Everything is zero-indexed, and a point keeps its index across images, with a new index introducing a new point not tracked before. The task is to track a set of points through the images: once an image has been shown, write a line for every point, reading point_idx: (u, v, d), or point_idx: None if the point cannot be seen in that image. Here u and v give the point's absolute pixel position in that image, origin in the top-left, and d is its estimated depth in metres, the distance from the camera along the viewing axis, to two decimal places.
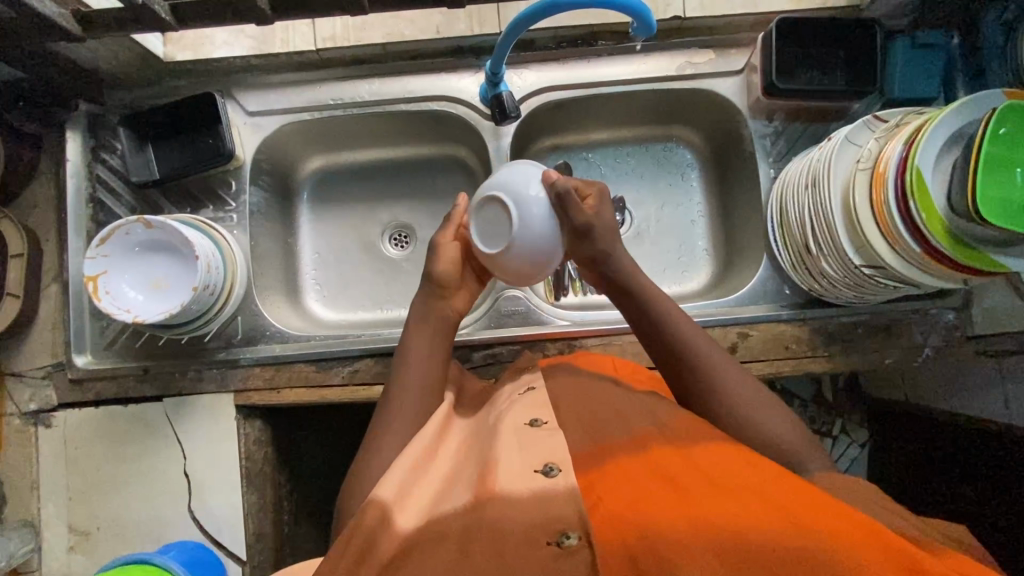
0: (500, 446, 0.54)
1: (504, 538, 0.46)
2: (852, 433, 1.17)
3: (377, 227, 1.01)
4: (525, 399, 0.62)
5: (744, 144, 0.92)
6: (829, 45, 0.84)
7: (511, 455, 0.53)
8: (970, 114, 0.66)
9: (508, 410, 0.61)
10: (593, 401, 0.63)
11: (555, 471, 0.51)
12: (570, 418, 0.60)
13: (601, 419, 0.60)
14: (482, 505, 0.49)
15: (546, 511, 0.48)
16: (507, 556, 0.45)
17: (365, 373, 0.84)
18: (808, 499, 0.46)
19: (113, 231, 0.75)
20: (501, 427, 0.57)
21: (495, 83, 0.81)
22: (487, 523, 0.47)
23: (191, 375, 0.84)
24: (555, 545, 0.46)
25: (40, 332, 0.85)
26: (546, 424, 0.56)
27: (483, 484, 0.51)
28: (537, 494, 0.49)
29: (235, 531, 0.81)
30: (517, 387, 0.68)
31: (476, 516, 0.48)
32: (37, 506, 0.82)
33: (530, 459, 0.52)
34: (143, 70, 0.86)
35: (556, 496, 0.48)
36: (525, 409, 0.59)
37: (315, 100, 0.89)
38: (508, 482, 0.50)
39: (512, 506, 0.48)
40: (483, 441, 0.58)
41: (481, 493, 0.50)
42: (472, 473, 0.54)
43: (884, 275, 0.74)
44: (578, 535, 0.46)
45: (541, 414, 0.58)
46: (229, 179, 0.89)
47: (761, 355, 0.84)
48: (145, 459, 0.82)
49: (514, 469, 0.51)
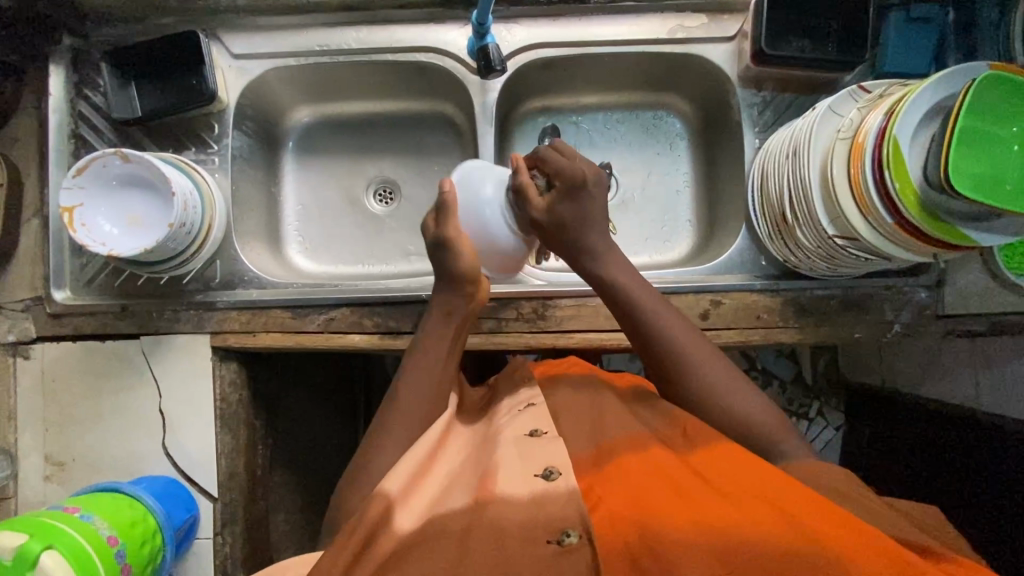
0: (501, 452, 0.59)
1: (505, 533, 0.51)
2: (827, 417, 1.23)
3: (362, 181, 1.01)
4: (525, 412, 0.66)
5: (732, 114, 0.91)
6: (823, 13, 0.83)
7: (511, 463, 0.58)
8: (949, 86, 0.66)
9: (507, 420, 0.65)
10: (589, 409, 0.68)
11: (554, 475, 0.56)
12: (570, 426, 0.65)
13: (601, 426, 0.65)
14: (481, 505, 0.54)
15: (546, 511, 0.53)
16: (509, 549, 0.51)
17: (340, 321, 0.85)
18: (802, 500, 0.50)
19: (90, 162, 0.75)
20: (502, 436, 0.62)
21: (481, 34, 0.81)
22: (487, 521, 0.52)
23: (168, 316, 0.85)
24: (556, 542, 0.51)
25: (20, 265, 0.86)
26: (545, 435, 0.61)
27: (482, 486, 0.56)
28: (536, 496, 0.54)
29: (208, 469, 0.83)
30: (516, 402, 0.70)
31: (477, 515, 0.53)
32: (14, 436, 0.84)
33: (530, 465, 0.58)
34: (127, 4, 0.85)
35: (556, 499, 0.54)
36: (526, 419, 0.64)
37: (301, 45, 0.88)
38: (508, 485, 0.55)
39: (512, 508, 0.53)
40: (484, 449, 0.62)
41: (481, 494, 0.55)
42: (470, 477, 0.58)
43: (857, 246, 0.74)
44: (578, 534, 0.51)
45: (541, 424, 0.63)
46: (212, 122, 0.88)
47: (732, 323, 0.85)
48: (122, 395, 0.84)
49: (514, 475, 0.56)
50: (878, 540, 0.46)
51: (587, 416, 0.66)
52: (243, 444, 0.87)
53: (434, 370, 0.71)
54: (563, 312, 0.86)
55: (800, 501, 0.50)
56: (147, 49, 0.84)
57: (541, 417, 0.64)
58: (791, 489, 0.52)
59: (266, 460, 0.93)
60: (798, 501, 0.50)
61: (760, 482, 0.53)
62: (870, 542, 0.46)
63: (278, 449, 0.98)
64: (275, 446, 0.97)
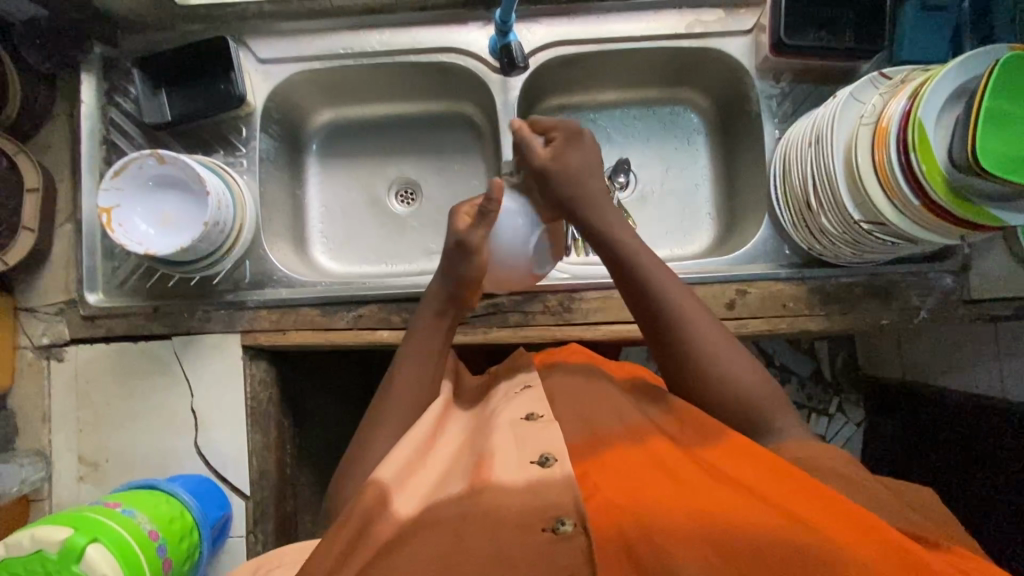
0: (496, 438, 0.57)
1: (499, 522, 0.49)
2: (848, 413, 1.22)
3: (383, 182, 1.03)
4: (521, 395, 0.64)
5: (750, 105, 0.92)
6: (839, 5, 0.84)
7: (509, 451, 0.55)
8: (972, 69, 0.67)
9: (505, 403, 0.64)
10: (586, 393, 0.66)
11: (550, 461, 0.53)
12: (566, 413, 0.62)
13: (598, 412, 0.62)
14: (477, 492, 0.51)
15: (542, 496, 0.50)
16: (501, 535, 0.48)
17: (369, 318, 0.86)
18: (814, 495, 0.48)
19: (127, 164, 0.78)
20: (498, 421, 0.60)
21: (504, 32, 0.83)
22: (485, 508, 0.50)
23: (199, 316, 0.86)
24: (550, 531, 0.48)
25: (53, 269, 0.87)
26: (542, 418, 0.59)
27: (477, 474, 0.54)
28: (532, 483, 0.51)
29: (240, 467, 0.83)
30: (514, 385, 0.69)
31: (474, 502, 0.51)
32: (48, 437, 0.85)
33: (526, 452, 0.55)
34: (159, 13, 0.87)
35: (553, 485, 0.51)
36: (522, 404, 0.62)
37: (326, 48, 0.90)
38: (503, 472, 0.53)
39: (509, 494, 0.51)
40: (479, 437, 0.60)
41: (477, 482, 0.53)
42: (467, 462, 0.57)
43: (883, 230, 0.74)
44: (573, 522, 0.48)
45: (538, 408, 0.60)
46: (240, 125, 0.90)
47: (758, 312, 0.85)
48: (154, 395, 0.85)
49: (510, 462, 0.54)
50: (898, 542, 0.44)
51: (586, 399, 0.64)
52: (273, 443, 0.87)
53: (423, 357, 0.72)
54: (588, 304, 0.86)
55: (812, 497, 0.48)
56: (178, 56, 0.86)
57: (539, 402, 0.62)
58: (803, 489, 0.49)
59: (295, 459, 0.94)
60: (810, 501, 0.47)
61: (769, 480, 0.51)
62: (890, 546, 0.43)
63: (305, 449, 0.98)
64: (303, 446, 0.97)
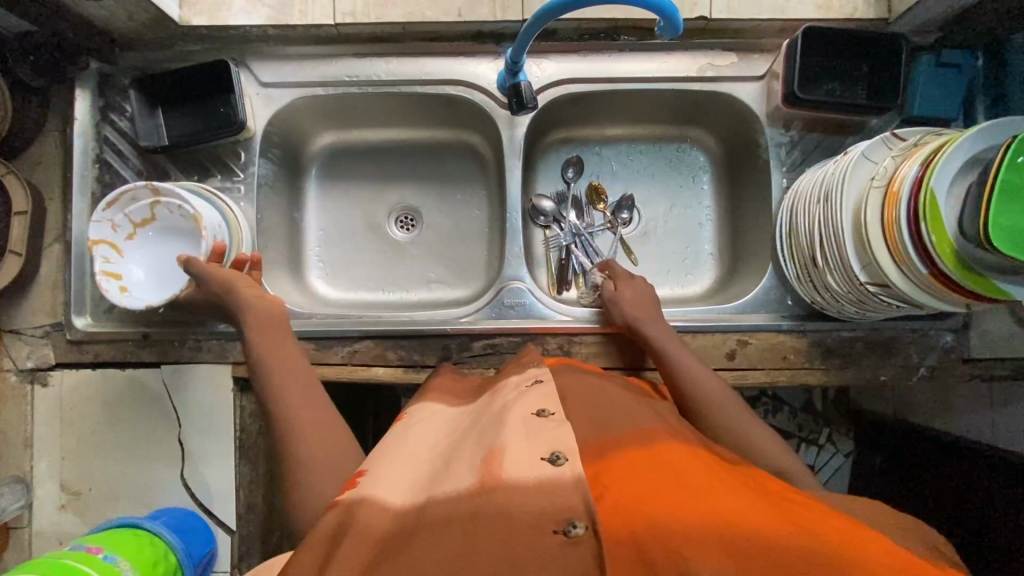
0: (507, 433, 0.53)
1: (512, 523, 0.44)
2: (838, 444, 1.15)
3: (383, 209, 1.01)
4: (534, 390, 0.60)
5: (760, 152, 0.91)
6: (853, 57, 0.83)
7: (520, 444, 0.51)
8: (990, 138, 0.65)
9: (515, 399, 0.59)
10: (601, 400, 0.63)
11: (561, 460, 0.48)
12: (580, 412, 0.61)
13: (611, 416, 0.60)
14: (486, 492, 0.47)
15: (551, 496, 0.45)
16: (514, 538, 0.44)
17: (364, 354, 0.85)
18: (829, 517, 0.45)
19: (123, 196, 0.77)
20: (508, 417, 0.55)
21: (513, 72, 0.80)
22: (494, 509, 0.45)
23: (190, 344, 0.84)
24: (562, 533, 0.44)
25: (41, 290, 0.85)
26: (554, 417, 0.55)
27: (488, 470, 0.49)
28: (543, 482, 0.47)
29: (227, 502, 0.82)
30: (525, 377, 0.66)
31: (479, 500, 0.46)
32: (29, 464, 0.83)
33: (537, 448, 0.51)
34: (158, 32, 0.85)
35: (564, 486, 0.46)
36: (537, 400, 0.58)
37: (330, 75, 0.88)
38: (513, 468, 0.48)
39: (518, 493, 0.46)
40: (489, 429, 0.56)
41: (487, 479, 0.48)
42: (475, 455, 0.52)
43: (889, 293, 0.74)
44: (586, 524, 0.43)
45: (550, 405, 0.56)
46: (239, 150, 0.88)
47: (758, 364, 0.85)
48: (142, 424, 0.83)
49: (521, 458, 0.49)
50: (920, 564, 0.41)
51: (597, 403, 0.62)
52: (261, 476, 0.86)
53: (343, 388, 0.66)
54: (588, 348, 0.85)
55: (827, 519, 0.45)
56: (174, 78, 0.84)
57: (552, 399, 0.57)
58: (824, 513, 0.46)
59: None
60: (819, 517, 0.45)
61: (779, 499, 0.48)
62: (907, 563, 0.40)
63: None
64: None
